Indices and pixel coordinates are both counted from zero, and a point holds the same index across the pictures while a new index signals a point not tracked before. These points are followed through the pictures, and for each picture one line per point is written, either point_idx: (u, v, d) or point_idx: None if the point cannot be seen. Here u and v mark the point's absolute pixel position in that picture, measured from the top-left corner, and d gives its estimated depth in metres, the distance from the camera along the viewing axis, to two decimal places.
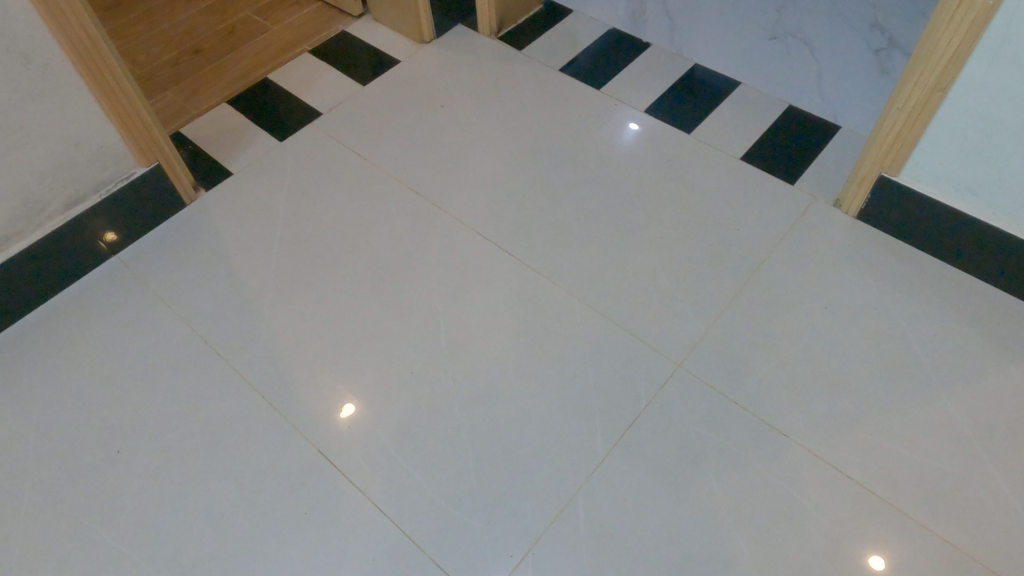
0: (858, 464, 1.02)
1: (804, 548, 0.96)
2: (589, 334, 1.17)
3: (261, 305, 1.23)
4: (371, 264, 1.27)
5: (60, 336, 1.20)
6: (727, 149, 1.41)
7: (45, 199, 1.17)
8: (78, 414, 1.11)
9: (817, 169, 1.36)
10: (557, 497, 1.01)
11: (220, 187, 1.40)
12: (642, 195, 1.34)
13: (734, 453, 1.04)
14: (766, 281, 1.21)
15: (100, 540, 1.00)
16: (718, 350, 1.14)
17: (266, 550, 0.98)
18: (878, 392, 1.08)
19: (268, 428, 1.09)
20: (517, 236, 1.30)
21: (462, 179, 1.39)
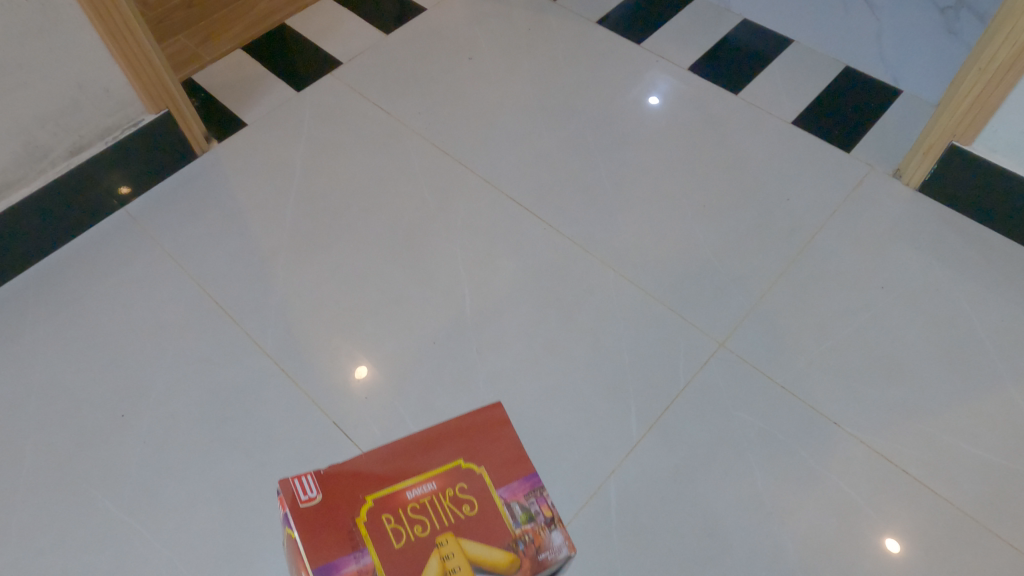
0: (916, 458, 0.94)
1: (854, 546, 0.89)
2: (625, 307, 1.08)
3: (274, 266, 1.15)
4: (393, 226, 1.19)
5: (66, 292, 1.14)
6: (777, 113, 1.30)
7: (47, 144, 1.09)
8: (83, 374, 1.05)
9: (876, 137, 1.25)
10: (588, 482, 0.94)
11: (234, 138, 1.32)
12: (684, 160, 1.25)
13: (779, 441, 0.96)
14: (818, 256, 1.12)
15: (104, 509, 0.94)
16: (763, 330, 1.06)
17: (278, 525, 0.93)
18: (938, 381, 1.00)
19: (281, 397, 1.03)
20: (549, 200, 1.21)
21: (491, 137, 1.30)
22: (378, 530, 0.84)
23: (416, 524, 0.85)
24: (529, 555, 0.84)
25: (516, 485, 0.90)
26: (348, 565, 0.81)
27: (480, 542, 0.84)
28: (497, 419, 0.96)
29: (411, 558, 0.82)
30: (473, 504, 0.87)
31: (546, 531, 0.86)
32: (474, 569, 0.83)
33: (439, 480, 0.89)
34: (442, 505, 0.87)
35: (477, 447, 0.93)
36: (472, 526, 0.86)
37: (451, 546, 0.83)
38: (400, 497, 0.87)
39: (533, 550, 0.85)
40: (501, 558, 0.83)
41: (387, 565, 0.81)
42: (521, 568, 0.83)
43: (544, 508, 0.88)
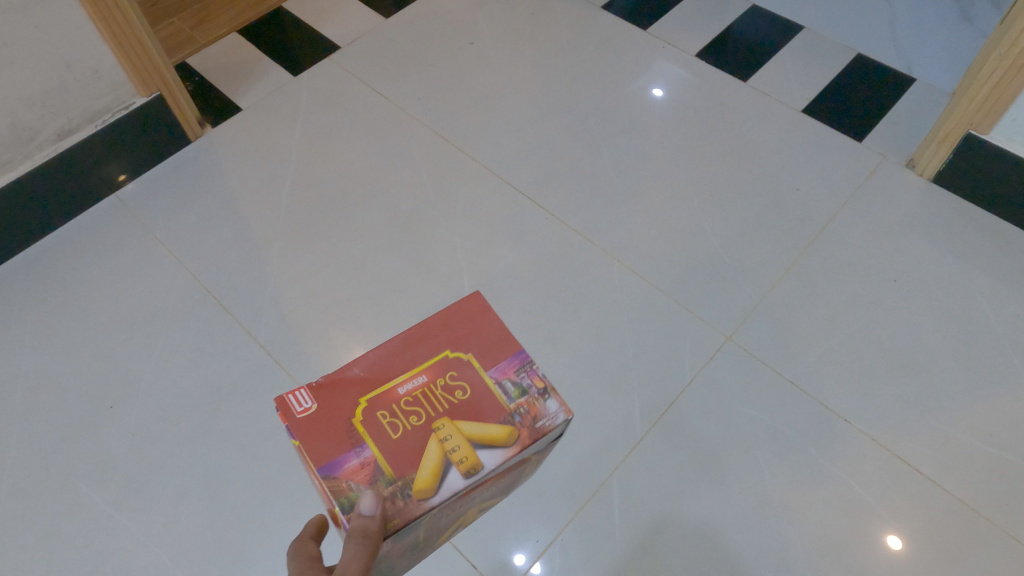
0: (929, 456, 0.91)
1: (864, 547, 0.86)
2: (629, 299, 1.05)
3: (268, 254, 1.12)
4: (391, 214, 1.16)
5: (54, 280, 1.11)
6: (786, 100, 1.27)
7: (35, 127, 1.05)
8: (71, 364, 1.03)
9: (888, 125, 1.22)
10: (590, 479, 0.91)
11: (228, 123, 1.28)
12: (691, 148, 1.21)
13: (788, 438, 0.93)
14: (828, 248, 1.09)
15: (90, 503, 0.92)
16: (771, 324, 1.02)
17: (270, 521, 0.90)
18: (952, 377, 0.97)
19: (274, 388, 1.00)
20: (551, 188, 1.18)
21: (493, 124, 1.27)
22: (374, 424, 0.56)
23: (410, 415, 0.57)
24: (527, 427, 0.58)
25: (506, 362, 0.60)
26: (347, 462, 0.54)
27: (480, 420, 0.57)
28: (483, 318, 0.62)
29: (404, 452, 0.55)
30: (469, 390, 0.59)
31: (542, 397, 0.59)
32: (479, 453, 0.55)
33: (430, 371, 0.59)
34: (436, 398, 0.58)
35: (466, 334, 0.61)
36: (472, 411, 0.57)
37: (449, 428, 0.56)
38: (391, 393, 0.58)
39: (530, 420, 0.58)
40: (496, 431, 0.56)
41: (388, 457, 0.54)
42: (521, 444, 0.57)
43: (539, 378, 0.60)
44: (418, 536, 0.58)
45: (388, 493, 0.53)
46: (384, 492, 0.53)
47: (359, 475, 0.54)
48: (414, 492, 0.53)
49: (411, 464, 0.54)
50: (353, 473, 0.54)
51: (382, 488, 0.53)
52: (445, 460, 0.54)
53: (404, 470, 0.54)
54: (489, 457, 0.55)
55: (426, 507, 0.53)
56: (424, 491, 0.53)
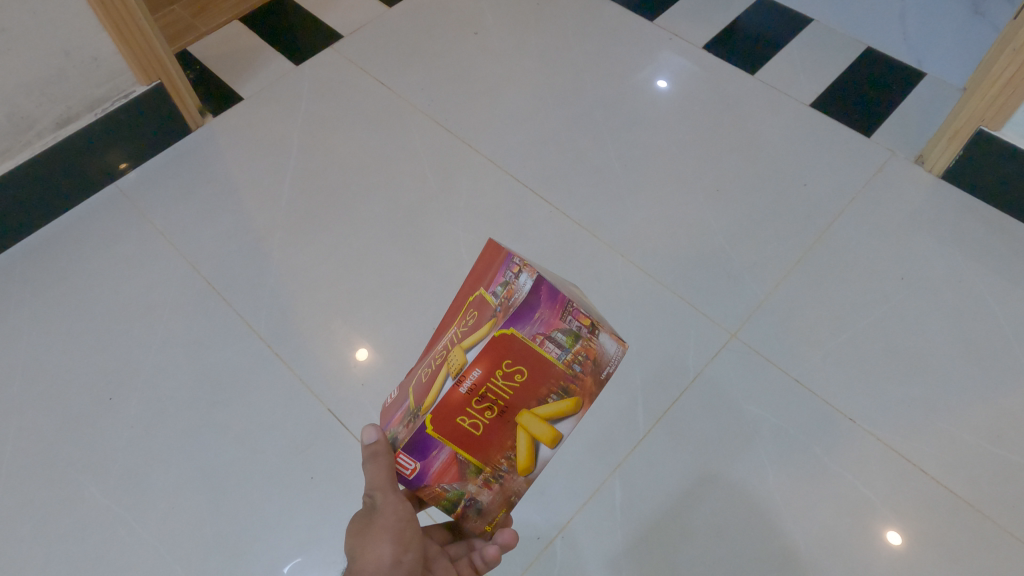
0: (935, 457, 0.90)
1: (868, 548, 0.85)
2: (633, 294, 1.04)
3: (269, 246, 1.11)
4: (393, 206, 1.15)
5: (53, 270, 1.10)
6: (794, 94, 1.25)
7: (33, 116, 1.04)
8: (69, 355, 1.02)
9: (898, 121, 1.20)
10: (592, 477, 0.91)
11: (229, 112, 1.27)
12: (697, 142, 1.20)
13: (792, 437, 0.92)
14: (835, 245, 1.07)
15: (88, 495, 0.91)
16: (777, 321, 1.01)
17: (270, 515, 0.90)
18: (959, 378, 0.95)
19: (274, 382, 0.99)
20: (555, 181, 1.16)
21: (496, 115, 1.25)
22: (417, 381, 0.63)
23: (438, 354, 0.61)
24: (504, 309, 0.53)
25: (495, 266, 0.57)
26: (394, 413, 0.64)
27: (472, 329, 0.56)
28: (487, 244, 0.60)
29: (423, 386, 0.59)
30: (475, 311, 0.58)
31: (513, 273, 0.53)
32: (467, 354, 0.54)
33: (458, 319, 0.62)
34: (456, 333, 0.59)
35: (478, 271, 0.61)
36: (469, 329, 0.56)
37: (451, 349, 0.56)
38: (433, 350, 0.64)
39: (506, 301, 0.53)
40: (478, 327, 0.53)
41: (414, 395, 0.61)
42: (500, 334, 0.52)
43: (518, 259, 0.54)
44: (452, 446, 0.56)
45: (406, 423, 0.59)
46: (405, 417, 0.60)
47: (397, 422, 0.62)
48: (419, 409, 0.57)
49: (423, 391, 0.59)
50: (395, 419, 0.63)
51: (404, 421, 0.60)
52: (442, 373, 0.55)
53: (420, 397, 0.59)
54: (472, 351, 0.53)
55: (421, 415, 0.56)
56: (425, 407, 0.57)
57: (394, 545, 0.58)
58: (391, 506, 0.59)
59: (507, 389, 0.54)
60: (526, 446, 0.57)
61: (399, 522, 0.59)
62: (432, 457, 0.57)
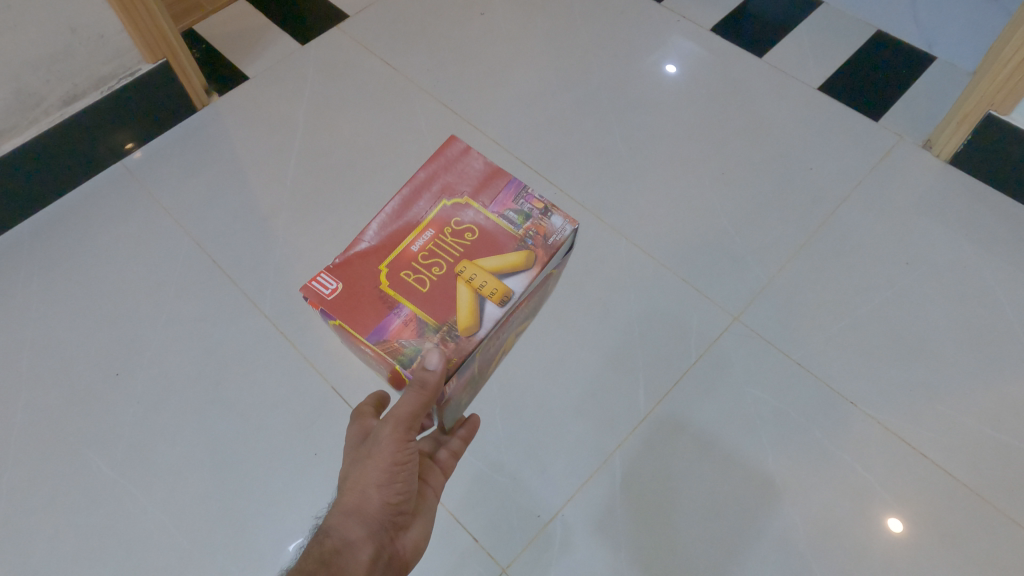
0: (935, 441, 0.90)
1: (866, 530, 0.86)
2: (636, 276, 1.04)
3: (275, 225, 1.12)
4: (397, 186, 1.15)
5: (60, 247, 1.10)
6: (802, 77, 1.24)
7: (41, 93, 1.04)
8: (77, 332, 1.03)
9: (906, 105, 1.19)
10: (593, 456, 0.91)
11: (235, 91, 1.27)
12: (703, 125, 1.19)
13: (793, 420, 0.93)
14: (840, 229, 1.07)
15: (96, 469, 0.92)
16: (780, 305, 1.01)
17: (275, 490, 0.91)
18: (961, 362, 0.95)
19: (278, 360, 1.00)
20: (560, 163, 1.16)
21: (502, 96, 1.25)
22: (403, 285, 0.71)
23: (432, 266, 0.72)
24: (540, 246, 0.74)
25: (501, 197, 0.77)
26: (391, 324, 0.69)
27: (494, 254, 0.73)
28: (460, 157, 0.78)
29: (440, 299, 0.70)
30: (475, 230, 0.75)
31: (545, 216, 0.76)
32: (504, 280, 0.71)
33: (434, 225, 0.75)
34: (447, 245, 0.74)
35: (453, 178, 0.77)
36: (480, 247, 0.74)
37: (471, 269, 0.71)
38: (406, 253, 0.73)
39: (540, 240, 0.74)
40: (518, 258, 0.72)
41: (427, 309, 0.70)
42: (538, 262, 0.73)
43: (536, 203, 0.77)
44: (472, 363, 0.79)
45: (439, 338, 0.68)
46: (434, 337, 0.68)
47: (406, 333, 0.69)
48: (461, 331, 0.69)
49: (449, 309, 0.70)
50: (401, 331, 0.68)
51: (432, 336, 0.69)
52: (477, 295, 0.70)
53: (443, 316, 0.69)
54: (515, 281, 0.72)
55: (475, 337, 0.69)
56: (468, 326, 0.69)
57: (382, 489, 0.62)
58: (387, 449, 0.63)
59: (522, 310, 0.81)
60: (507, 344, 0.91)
61: (393, 466, 0.63)
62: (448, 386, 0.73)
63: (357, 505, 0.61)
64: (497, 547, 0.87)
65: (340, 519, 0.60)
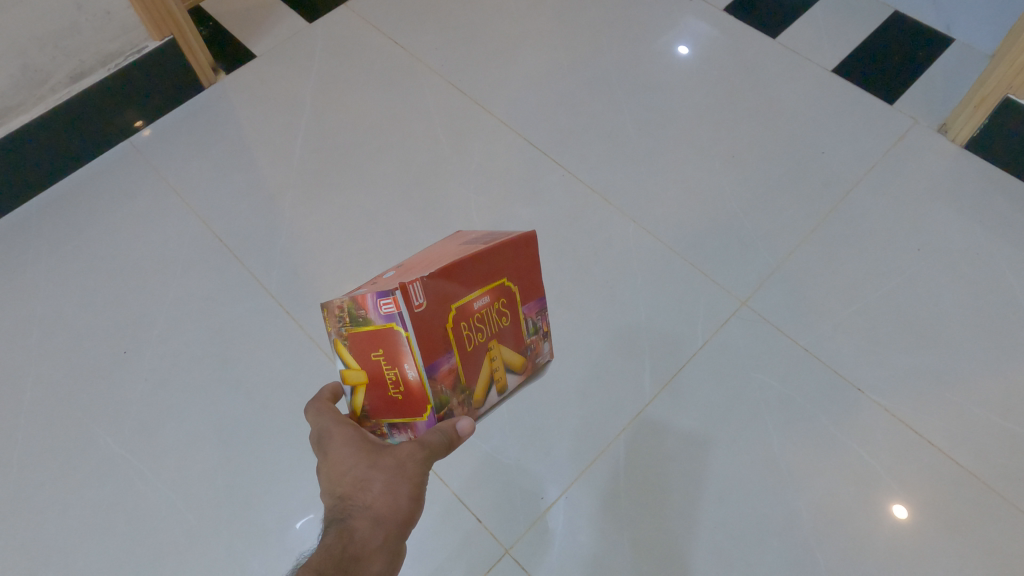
0: (942, 429, 0.90)
1: (870, 516, 0.85)
2: (643, 261, 1.04)
3: (281, 205, 1.11)
4: (404, 167, 1.14)
5: (68, 225, 1.11)
6: (816, 59, 1.22)
7: (47, 70, 1.03)
8: (85, 309, 1.03)
9: (922, 88, 1.17)
10: (597, 440, 0.91)
11: (243, 70, 1.26)
12: (714, 107, 1.18)
13: (799, 405, 0.92)
14: (851, 214, 1.06)
15: (104, 445, 0.93)
16: (789, 290, 1.00)
17: (280, 468, 0.92)
18: (971, 350, 0.94)
19: (284, 339, 1.00)
20: (568, 145, 1.15)
21: (511, 76, 1.23)
22: (458, 336, 0.59)
23: (477, 333, 0.60)
24: (530, 361, 0.69)
25: (535, 299, 0.67)
26: (442, 366, 0.57)
27: (511, 346, 0.65)
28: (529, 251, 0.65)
29: (469, 366, 0.60)
30: (508, 317, 0.64)
31: (543, 339, 0.70)
32: (506, 375, 0.65)
33: (492, 292, 0.61)
34: (493, 320, 0.62)
35: (518, 260, 0.64)
36: (508, 334, 0.64)
37: (497, 353, 0.63)
38: (467, 309, 0.59)
39: (533, 356, 0.69)
40: (518, 362, 0.66)
41: (467, 368, 0.60)
42: (524, 374, 0.69)
43: (545, 322, 0.70)
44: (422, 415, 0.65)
45: (462, 400, 0.60)
46: (457, 399, 0.60)
47: (446, 380, 0.58)
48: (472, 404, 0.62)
49: (472, 379, 0.61)
50: (445, 378, 0.58)
51: (458, 395, 0.60)
52: (490, 379, 0.63)
53: (467, 383, 0.61)
54: (509, 379, 0.66)
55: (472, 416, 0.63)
56: (478, 403, 0.63)
57: (411, 498, 0.58)
58: (417, 463, 0.57)
59: None
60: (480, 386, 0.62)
61: (421, 479, 0.58)
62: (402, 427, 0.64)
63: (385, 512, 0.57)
64: (501, 529, 0.87)
65: (367, 523, 0.56)
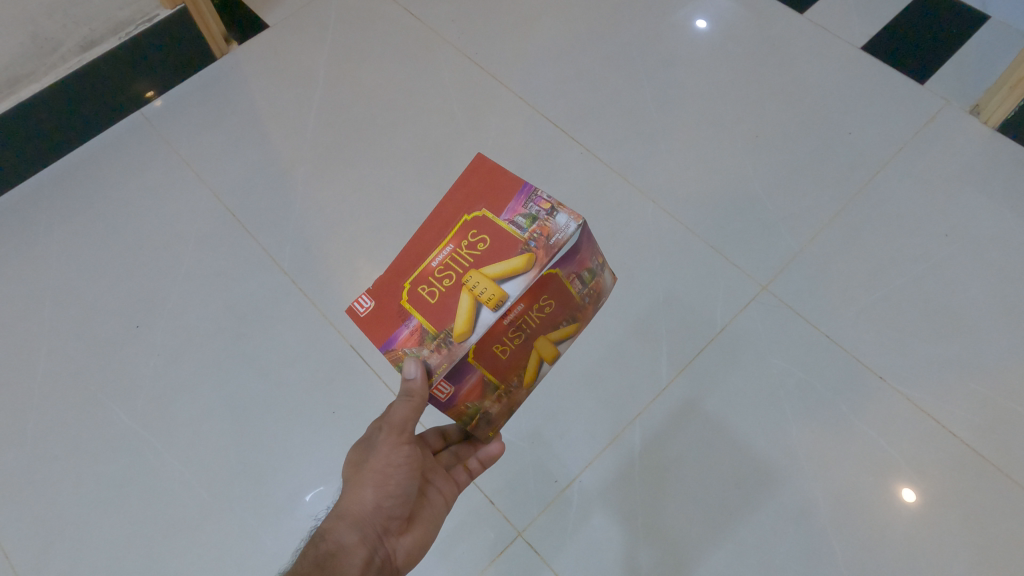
0: (965, 419, 0.88)
1: (888, 506, 0.84)
2: (662, 242, 1.01)
3: (294, 180, 1.10)
4: (419, 143, 1.12)
5: (80, 197, 1.10)
6: (845, 35, 1.18)
7: (58, 38, 1.01)
8: (97, 282, 1.03)
9: (955, 68, 1.13)
10: (612, 424, 0.90)
11: (255, 40, 1.24)
12: (738, 85, 1.14)
13: (819, 393, 0.91)
14: (877, 198, 1.03)
15: (116, 419, 0.93)
16: (811, 274, 0.98)
17: (292, 446, 0.91)
18: (997, 339, 0.92)
19: (296, 316, 0.99)
20: (587, 122, 1.12)
21: (529, 50, 1.20)
22: (416, 297, 0.64)
23: (441, 277, 0.63)
24: (543, 248, 0.61)
25: (511, 201, 0.63)
26: (399, 333, 0.63)
27: (498, 259, 0.62)
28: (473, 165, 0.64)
29: (441, 309, 0.63)
30: (482, 236, 0.63)
31: (549, 216, 0.62)
32: (503, 286, 0.61)
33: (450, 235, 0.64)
34: (458, 255, 0.64)
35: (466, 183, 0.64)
36: (488, 252, 0.63)
37: (472, 277, 0.62)
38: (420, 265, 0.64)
39: (544, 241, 0.61)
40: (516, 262, 0.61)
41: (428, 316, 0.63)
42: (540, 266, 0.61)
43: (543, 202, 0.63)
44: (483, 368, 0.65)
45: (436, 346, 0.63)
46: (432, 346, 0.63)
47: (411, 341, 0.63)
48: (456, 339, 0.62)
49: (449, 317, 0.62)
50: (405, 341, 0.63)
51: (430, 344, 0.63)
52: (475, 303, 0.61)
53: (444, 323, 0.62)
54: (513, 287, 0.61)
55: (468, 343, 0.62)
56: (463, 334, 0.62)
57: (377, 490, 0.60)
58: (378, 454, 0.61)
59: (536, 319, 0.67)
60: (466, 314, 0.62)
61: (386, 468, 0.61)
62: (465, 380, 0.65)
63: (356, 510, 0.59)
64: (513, 512, 0.87)
65: (333, 523, 0.58)
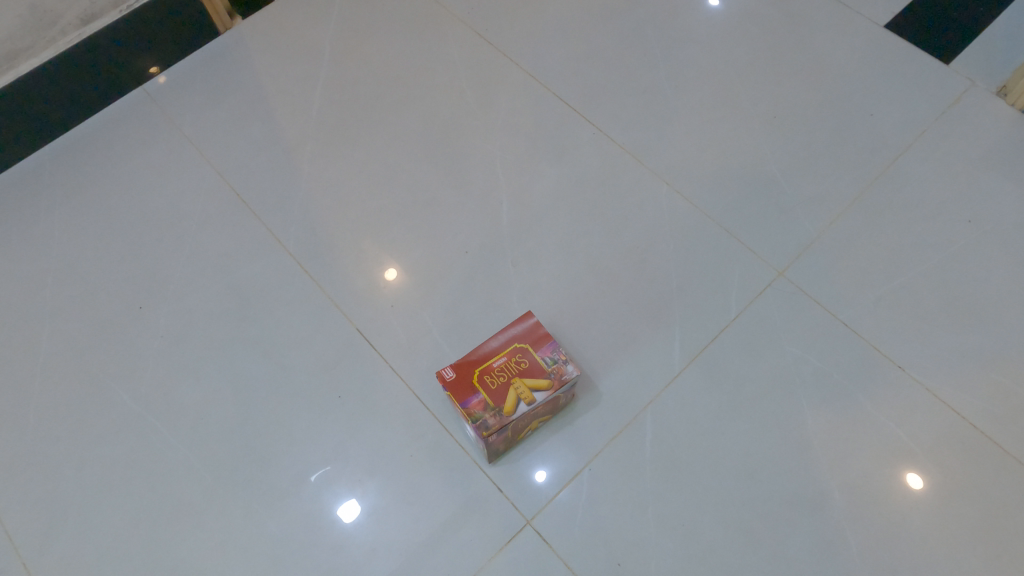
0: (985, 410, 0.86)
1: (904, 498, 0.82)
2: (676, 226, 0.99)
3: (299, 159, 1.07)
4: (427, 121, 1.09)
5: (81, 175, 1.07)
6: (868, 12, 1.14)
7: (57, 10, 0.99)
8: (99, 262, 1.01)
9: (981, 47, 1.09)
10: (623, 411, 0.89)
11: (258, 14, 1.20)
12: (755, 64, 1.11)
13: (835, 382, 0.89)
14: (899, 181, 1.00)
15: (120, 402, 0.92)
16: (828, 260, 0.96)
17: (297, 429, 0.90)
18: (1020, 328, 0.90)
19: (301, 298, 0.97)
20: (600, 101, 1.09)
21: (540, 26, 1.17)
22: (478, 382, 0.80)
23: (497, 376, 0.80)
24: (559, 378, 0.80)
25: (548, 345, 0.83)
26: (469, 400, 0.79)
27: (535, 375, 0.80)
28: (533, 325, 0.84)
29: (497, 394, 0.79)
30: (526, 361, 0.81)
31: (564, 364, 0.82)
32: (535, 394, 0.79)
33: (505, 352, 0.82)
34: (512, 366, 0.81)
35: (517, 335, 0.83)
36: (531, 368, 0.81)
37: (519, 384, 0.79)
38: (485, 365, 0.81)
39: (560, 376, 0.81)
40: (545, 381, 0.80)
41: (490, 395, 0.79)
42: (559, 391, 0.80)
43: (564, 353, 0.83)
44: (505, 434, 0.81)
45: (494, 414, 0.78)
46: (490, 416, 0.78)
47: (479, 407, 0.79)
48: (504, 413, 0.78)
49: (500, 399, 0.79)
50: (474, 407, 0.78)
51: (490, 413, 0.78)
52: (518, 399, 0.79)
53: (497, 402, 0.79)
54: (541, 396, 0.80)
55: (513, 418, 0.78)
56: (510, 411, 0.78)
57: None
58: None
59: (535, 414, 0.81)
60: (513, 400, 0.79)
61: None
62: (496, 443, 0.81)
63: None
64: (522, 500, 0.85)
65: None
